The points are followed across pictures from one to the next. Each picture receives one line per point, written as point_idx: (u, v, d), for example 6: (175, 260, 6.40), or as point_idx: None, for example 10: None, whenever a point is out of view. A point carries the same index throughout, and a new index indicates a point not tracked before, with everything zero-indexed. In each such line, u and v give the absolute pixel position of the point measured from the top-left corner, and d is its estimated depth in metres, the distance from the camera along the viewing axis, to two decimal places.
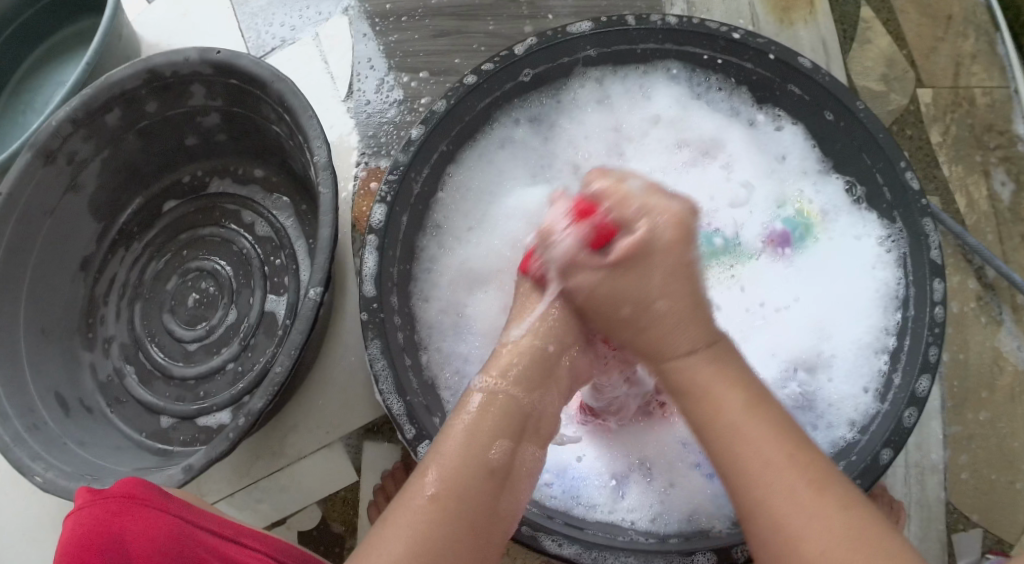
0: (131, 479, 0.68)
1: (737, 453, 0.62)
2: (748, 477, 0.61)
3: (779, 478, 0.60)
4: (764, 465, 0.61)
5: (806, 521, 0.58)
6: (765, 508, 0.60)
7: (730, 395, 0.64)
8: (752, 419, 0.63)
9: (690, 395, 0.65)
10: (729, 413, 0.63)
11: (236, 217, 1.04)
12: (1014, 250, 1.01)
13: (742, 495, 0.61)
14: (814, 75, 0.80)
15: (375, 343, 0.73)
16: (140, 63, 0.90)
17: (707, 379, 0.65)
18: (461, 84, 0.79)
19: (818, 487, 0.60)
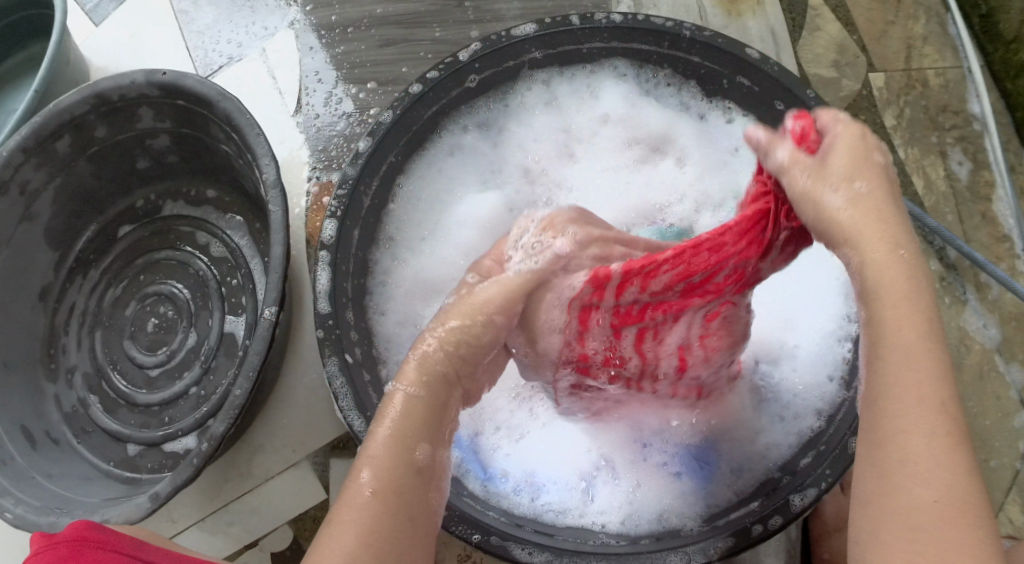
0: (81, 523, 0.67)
1: (890, 376, 0.52)
2: (890, 402, 0.52)
3: (916, 426, 0.51)
4: (922, 414, 0.51)
5: (926, 475, 0.49)
6: (891, 444, 0.51)
7: (916, 322, 0.53)
8: (925, 346, 0.52)
9: (874, 300, 0.54)
10: (906, 338, 0.52)
11: (191, 239, 1.02)
12: (974, 229, 1.02)
13: (881, 436, 0.52)
14: (763, 66, 0.79)
15: (332, 360, 0.72)
16: (87, 88, 0.89)
17: (890, 296, 0.53)
18: (408, 93, 0.79)
19: (953, 441, 0.50)
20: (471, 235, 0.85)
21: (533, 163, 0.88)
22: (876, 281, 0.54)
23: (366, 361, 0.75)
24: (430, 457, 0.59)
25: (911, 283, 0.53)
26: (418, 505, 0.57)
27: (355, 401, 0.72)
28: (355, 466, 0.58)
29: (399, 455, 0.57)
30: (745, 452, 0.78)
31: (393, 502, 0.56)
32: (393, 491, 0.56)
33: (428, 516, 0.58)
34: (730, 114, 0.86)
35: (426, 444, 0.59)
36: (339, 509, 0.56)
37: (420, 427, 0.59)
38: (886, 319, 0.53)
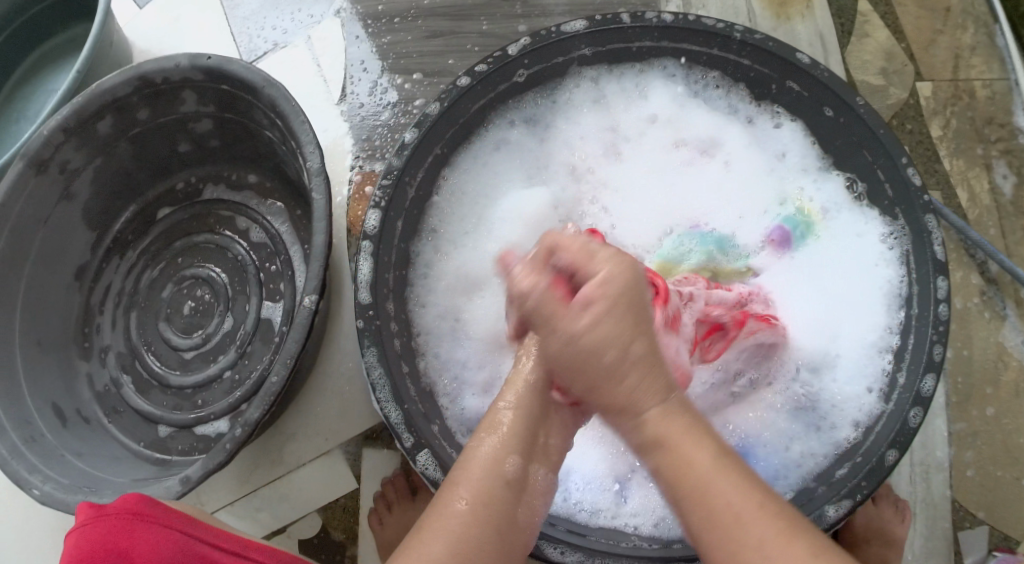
0: (134, 495, 0.68)
1: (706, 492, 0.57)
2: (709, 502, 0.57)
3: (768, 548, 0.55)
4: (762, 528, 0.56)
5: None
6: (736, 562, 0.55)
7: (699, 450, 0.58)
8: (723, 476, 0.57)
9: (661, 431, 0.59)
10: (700, 467, 0.57)
11: (231, 224, 1.03)
12: (1017, 244, 1.00)
13: (733, 560, 0.55)
14: (813, 71, 0.79)
15: (371, 351, 0.72)
16: (131, 70, 0.89)
17: (678, 432, 0.59)
18: (454, 86, 0.78)
19: (785, 540, 0.55)
20: (513, 231, 0.84)
21: (579, 160, 0.88)
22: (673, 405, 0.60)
23: (405, 354, 0.75)
24: (520, 470, 0.63)
25: (697, 430, 0.59)
26: (504, 521, 0.62)
27: (392, 392, 0.71)
28: (455, 481, 0.63)
29: (493, 472, 0.62)
30: (781, 460, 0.77)
31: (484, 514, 0.61)
32: (483, 507, 0.61)
33: (516, 530, 0.63)
34: (778, 119, 0.85)
35: (515, 457, 0.63)
36: (438, 520, 0.60)
37: (511, 443, 0.64)
38: (678, 461, 0.58)
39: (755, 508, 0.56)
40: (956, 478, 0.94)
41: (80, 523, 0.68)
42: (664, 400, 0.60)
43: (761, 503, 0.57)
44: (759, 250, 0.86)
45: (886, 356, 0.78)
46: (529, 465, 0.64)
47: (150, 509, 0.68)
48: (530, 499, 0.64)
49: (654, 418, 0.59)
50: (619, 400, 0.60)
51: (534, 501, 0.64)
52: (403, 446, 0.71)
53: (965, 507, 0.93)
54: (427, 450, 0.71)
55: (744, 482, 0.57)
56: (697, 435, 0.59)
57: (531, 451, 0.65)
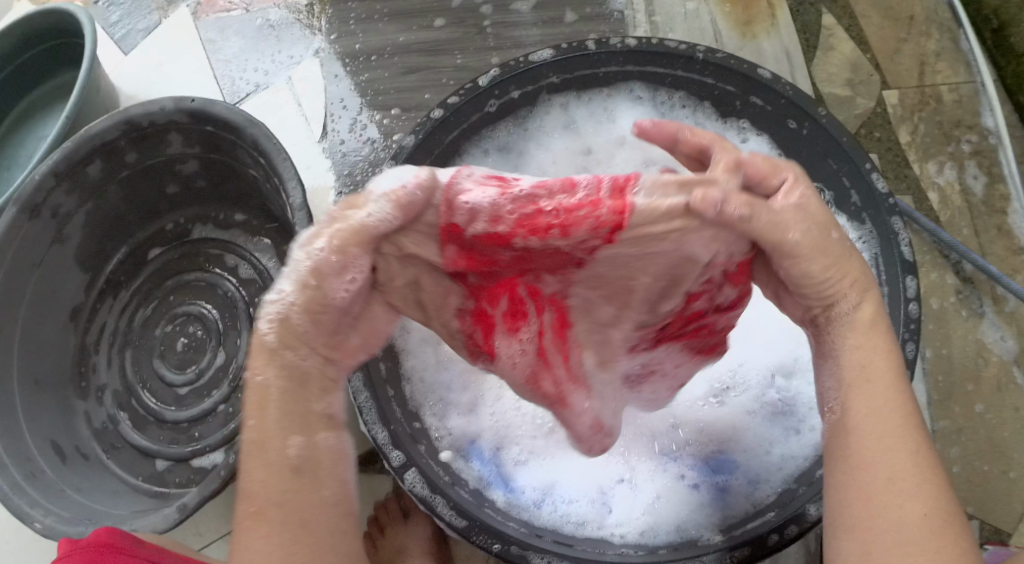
0: (106, 529, 0.73)
1: (868, 408, 0.61)
2: (866, 438, 0.60)
3: (891, 458, 0.59)
4: (912, 459, 0.59)
5: (894, 481, 0.58)
6: (876, 484, 0.59)
7: (879, 357, 0.62)
8: (896, 383, 0.62)
9: (839, 345, 0.64)
10: (878, 375, 0.62)
11: (219, 261, 1.05)
12: (990, 243, 1.03)
13: (860, 453, 0.60)
14: (774, 85, 0.82)
15: (357, 375, 0.75)
16: (118, 114, 0.92)
17: (867, 340, 0.63)
18: (429, 118, 0.81)
19: (924, 464, 0.59)
20: None
21: None
22: (850, 330, 0.64)
23: (391, 378, 0.78)
24: (304, 449, 0.62)
25: (887, 340, 0.63)
26: (316, 513, 0.61)
27: (379, 414, 0.75)
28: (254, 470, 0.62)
29: (267, 456, 0.61)
30: (761, 464, 0.80)
31: (276, 517, 0.60)
32: (274, 508, 0.60)
33: (336, 513, 0.62)
34: (744, 134, 0.87)
35: (299, 437, 0.62)
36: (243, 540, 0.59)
37: (282, 425, 0.62)
38: (859, 361, 0.63)
39: (905, 424, 0.60)
40: (942, 475, 0.96)
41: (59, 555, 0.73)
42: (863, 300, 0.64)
43: (901, 421, 0.60)
44: None
45: None
46: (313, 437, 0.63)
47: (121, 541, 0.72)
48: (330, 472, 0.63)
49: (871, 353, 0.63)
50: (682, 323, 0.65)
51: (323, 483, 0.62)
52: (392, 465, 0.74)
53: None
54: (414, 469, 0.74)
55: (904, 393, 0.62)
56: (882, 348, 0.63)
57: (309, 421, 0.63)
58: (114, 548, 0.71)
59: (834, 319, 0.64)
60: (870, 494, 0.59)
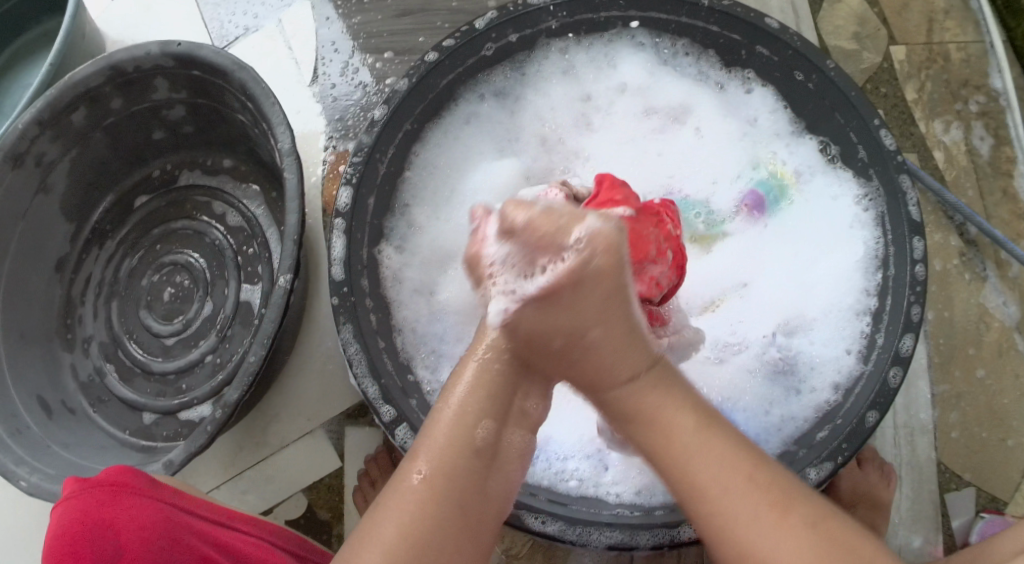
0: (120, 468, 0.71)
1: (687, 470, 0.62)
2: (702, 495, 0.61)
3: (748, 523, 0.59)
4: (768, 523, 0.59)
5: (716, 482, 0.61)
6: (734, 544, 0.60)
7: (680, 417, 0.63)
8: (710, 444, 0.62)
9: (639, 419, 0.64)
10: (681, 446, 0.62)
11: (208, 209, 1.02)
12: (995, 206, 1.01)
13: (707, 515, 0.61)
14: (781, 36, 0.79)
15: (346, 328, 0.72)
16: (103, 59, 0.88)
17: (659, 407, 0.64)
18: (423, 62, 0.78)
19: (779, 510, 0.59)
20: (488, 202, 0.85)
21: (550, 132, 0.88)
22: (599, 361, 0.64)
23: (381, 329, 0.76)
24: (492, 438, 0.64)
25: (670, 390, 0.64)
26: (466, 497, 0.62)
27: (369, 366, 0.72)
28: (417, 448, 0.63)
29: (460, 435, 0.62)
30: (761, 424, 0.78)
31: (442, 487, 0.61)
32: (441, 477, 0.61)
33: (486, 499, 0.63)
34: (749, 84, 0.85)
35: (489, 423, 0.64)
36: (395, 495, 0.60)
37: (481, 409, 0.64)
38: (646, 405, 0.64)
39: (740, 479, 0.61)
40: (940, 439, 0.95)
41: (67, 496, 0.70)
42: (642, 373, 0.65)
43: (734, 472, 0.61)
44: (733, 216, 0.87)
45: (864, 319, 0.78)
46: (504, 429, 0.65)
47: (137, 481, 0.70)
48: (503, 468, 0.65)
49: (664, 412, 0.63)
50: (591, 372, 0.65)
51: (506, 471, 0.65)
52: (381, 420, 0.71)
53: (951, 469, 0.94)
54: (405, 424, 0.71)
55: (721, 446, 0.62)
56: (672, 405, 0.64)
57: (505, 416, 0.65)
58: (130, 490, 0.69)
59: (623, 388, 0.64)
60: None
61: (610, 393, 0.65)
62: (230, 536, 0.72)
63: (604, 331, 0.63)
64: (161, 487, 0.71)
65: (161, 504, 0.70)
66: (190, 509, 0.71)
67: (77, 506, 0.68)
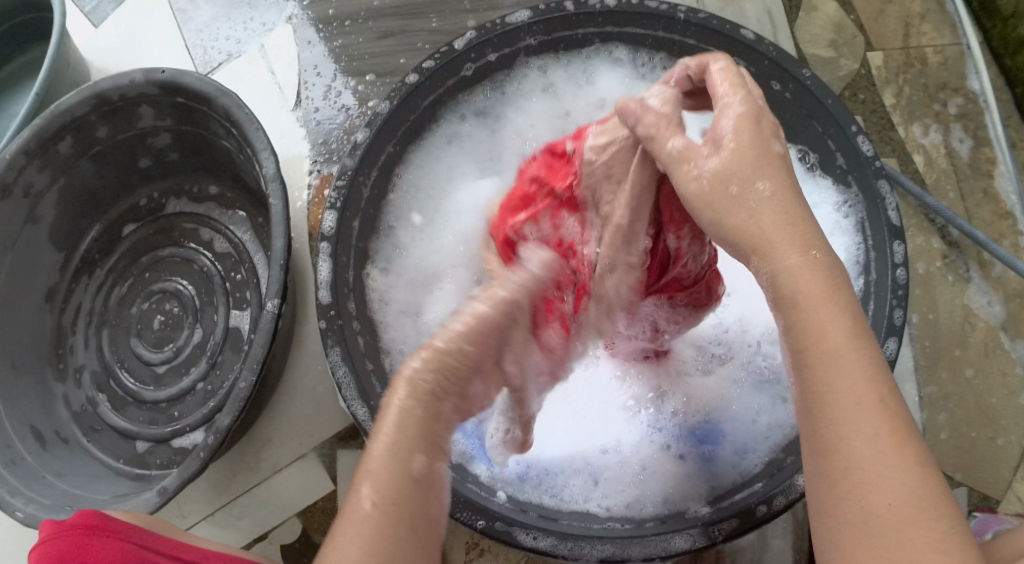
0: (88, 510, 0.71)
1: (826, 381, 0.53)
2: (828, 404, 0.53)
3: (876, 457, 0.51)
4: (900, 459, 0.51)
5: (880, 470, 0.51)
6: (852, 476, 0.52)
7: (833, 321, 0.54)
8: (847, 353, 0.54)
9: (777, 293, 0.56)
10: (829, 343, 0.54)
11: (195, 236, 1.03)
12: (976, 207, 1.02)
13: (819, 432, 0.53)
14: (758, 46, 0.80)
15: (335, 351, 0.73)
16: (87, 89, 0.89)
17: (806, 297, 0.55)
18: (404, 84, 0.79)
19: (900, 443, 0.51)
20: (469, 222, 0.86)
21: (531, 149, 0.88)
22: (792, 287, 0.55)
23: (369, 351, 0.76)
24: (427, 468, 0.57)
25: (834, 295, 0.55)
26: (415, 531, 0.55)
27: (358, 390, 0.72)
28: (359, 474, 0.56)
29: (399, 468, 0.56)
30: (748, 433, 0.79)
31: (394, 522, 0.54)
32: (394, 511, 0.55)
33: (431, 531, 0.56)
34: None
35: (424, 455, 0.57)
36: (336, 533, 0.54)
37: (418, 439, 0.57)
38: (810, 325, 0.55)
39: (873, 399, 0.52)
40: (930, 441, 0.95)
41: (42, 538, 0.70)
42: (806, 250, 0.56)
43: (873, 393, 0.53)
44: None
45: None
46: (438, 460, 0.58)
47: (107, 523, 0.70)
48: (440, 495, 0.58)
49: (831, 328, 0.54)
50: (748, 209, 0.57)
51: (445, 501, 0.58)
52: None
53: (942, 470, 0.95)
54: None
55: (867, 354, 0.54)
56: (836, 302, 0.55)
57: (438, 445, 0.58)
58: (100, 531, 0.70)
59: (782, 257, 0.56)
60: (836, 491, 0.52)
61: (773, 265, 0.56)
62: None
63: (799, 256, 0.56)
64: (129, 528, 0.71)
65: (131, 545, 0.70)
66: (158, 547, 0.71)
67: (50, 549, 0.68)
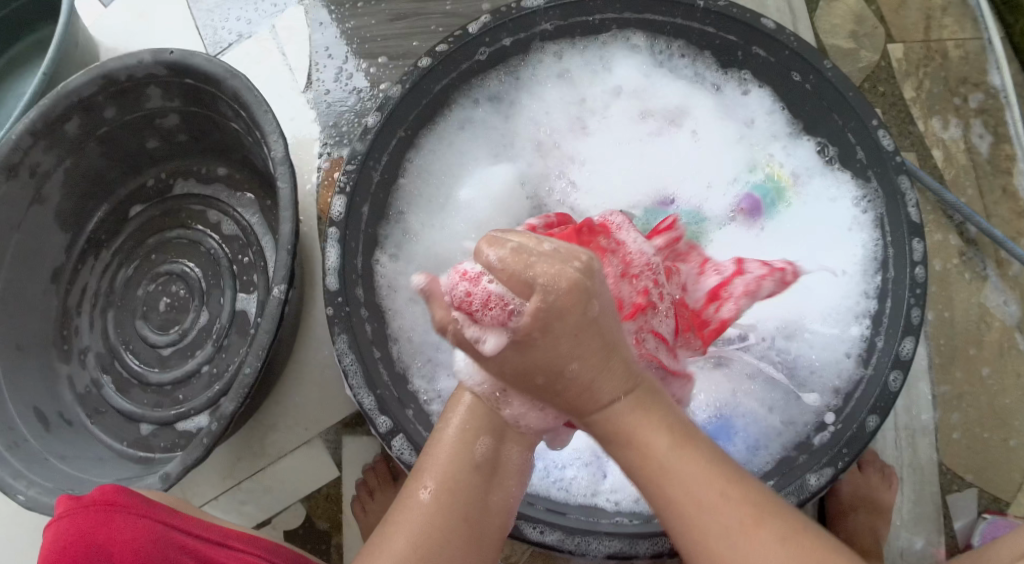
0: (111, 487, 0.70)
1: (668, 491, 0.60)
2: (665, 500, 0.61)
3: (746, 543, 0.59)
4: (756, 535, 0.59)
5: (688, 489, 0.60)
6: (706, 552, 0.59)
7: (656, 437, 0.62)
8: (682, 453, 0.61)
9: (621, 437, 0.62)
10: (660, 457, 0.61)
11: (203, 218, 1.02)
12: (995, 204, 1.00)
13: (676, 515, 0.60)
14: (778, 36, 0.78)
15: (341, 338, 0.72)
16: (95, 69, 0.87)
17: (634, 423, 0.62)
18: (416, 67, 0.78)
19: (754, 522, 0.59)
20: (485, 209, 0.84)
21: (546, 136, 0.87)
22: (620, 417, 0.62)
23: (377, 339, 0.75)
24: (490, 452, 0.66)
25: (682, 436, 0.62)
26: (468, 505, 0.64)
27: (365, 378, 0.72)
28: (421, 468, 0.66)
29: (462, 450, 0.65)
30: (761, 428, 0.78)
31: (449, 499, 0.64)
32: (449, 491, 0.64)
33: (487, 515, 0.65)
34: (745, 86, 0.85)
35: (486, 438, 0.66)
36: (401, 512, 0.64)
37: (480, 426, 0.66)
38: (636, 437, 0.62)
39: (714, 495, 0.60)
40: (941, 441, 0.94)
41: (60, 514, 0.69)
42: (629, 391, 0.63)
43: (703, 499, 0.60)
44: (730, 220, 0.86)
45: (863, 322, 0.78)
46: (501, 446, 0.67)
47: (129, 500, 0.69)
48: (503, 484, 0.67)
49: (656, 442, 0.61)
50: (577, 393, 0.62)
51: (507, 488, 0.67)
52: (378, 431, 0.71)
53: (953, 470, 0.93)
54: (402, 435, 0.71)
55: (699, 462, 0.61)
56: (653, 421, 0.62)
57: (504, 430, 0.67)
58: (122, 508, 0.69)
59: (599, 413, 0.62)
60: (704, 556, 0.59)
61: (593, 419, 0.63)
62: (216, 552, 0.72)
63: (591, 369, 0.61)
64: (151, 505, 0.70)
65: (154, 522, 0.70)
66: (181, 527, 0.71)
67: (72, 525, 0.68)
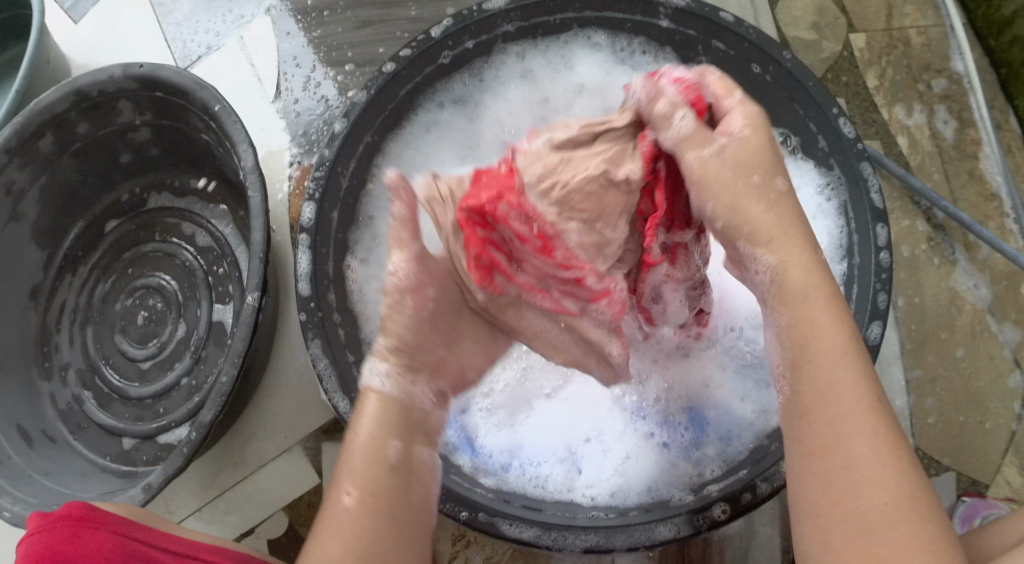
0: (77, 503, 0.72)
1: (820, 380, 0.61)
2: (825, 399, 0.61)
3: (869, 464, 0.58)
4: (878, 462, 0.58)
5: (871, 450, 0.58)
6: (847, 467, 0.58)
7: (832, 332, 0.62)
8: (848, 355, 0.61)
9: (798, 295, 0.64)
10: (832, 345, 0.62)
11: (177, 230, 1.03)
12: (961, 189, 1.02)
13: (817, 433, 0.60)
14: (737, 28, 0.80)
15: (315, 343, 0.73)
16: (67, 85, 0.88)
17: (813, 349, 0.62)
18: (381, 73, 0.79)
19: (892, 444, 0.59)
20: None
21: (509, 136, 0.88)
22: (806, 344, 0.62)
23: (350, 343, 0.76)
24: (403, 453, 0.66)
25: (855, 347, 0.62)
26: (393, 509, 0.64)
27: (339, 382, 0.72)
28: (340, 475, 0.65)
29: (373, 453, 0.65)
30: (732, 420, 0.79)
31: (371, 506, 0.63)
32: (372, 500, 0.64)
33: (411, 514, 0.65)
34: None
35: (396, 441, 0.66)
36: (327, 518, 0.63)
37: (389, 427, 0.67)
38: (811, 328, 0.63)
39: (865, 407, 0.60)
40: (917, 425, 0.95)
41: (30, 531, 0.71)
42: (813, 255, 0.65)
43: (865, 400, 0.60)
44: None
45: None
46: (410, 445, 0.67)
47: (94, 513, 0.71)
48: (420, 481, 0.67)
49: (826, 337, 0.62)
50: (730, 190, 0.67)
51: (425, 482, 0.67)
52: None
53: (930, 453, 0.95)
54: None
55: (854, 365, 0.61)
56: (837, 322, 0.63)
57: (412, 429, 0.68)
58: (91, 522, 0.70)
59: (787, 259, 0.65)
60: (825, 477, 0.59)
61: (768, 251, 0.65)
62: None
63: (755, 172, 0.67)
64: (118, 519, 0.72)
65: (122, 537, 0.71)
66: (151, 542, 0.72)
67: (38, 541, 0.69)
